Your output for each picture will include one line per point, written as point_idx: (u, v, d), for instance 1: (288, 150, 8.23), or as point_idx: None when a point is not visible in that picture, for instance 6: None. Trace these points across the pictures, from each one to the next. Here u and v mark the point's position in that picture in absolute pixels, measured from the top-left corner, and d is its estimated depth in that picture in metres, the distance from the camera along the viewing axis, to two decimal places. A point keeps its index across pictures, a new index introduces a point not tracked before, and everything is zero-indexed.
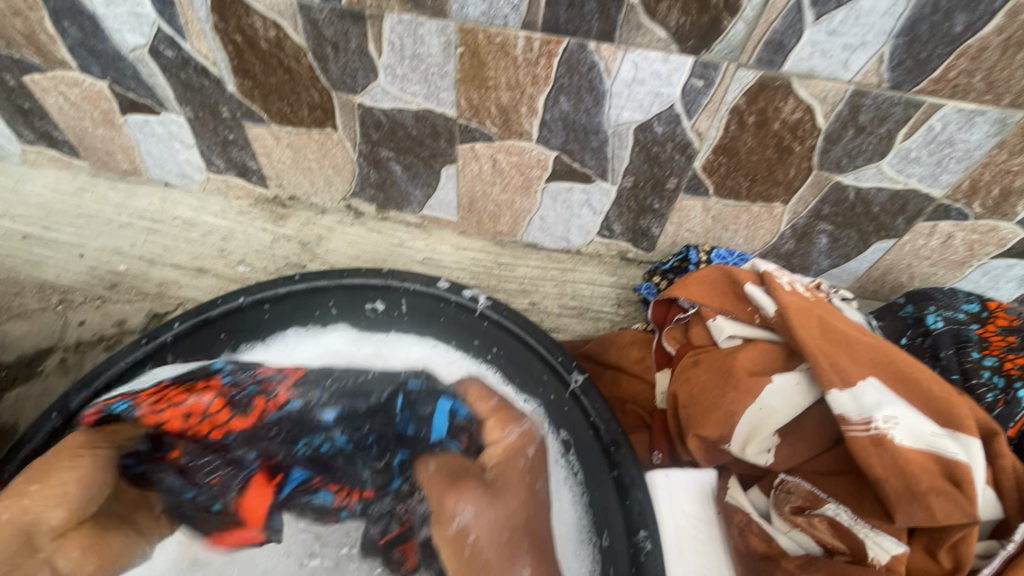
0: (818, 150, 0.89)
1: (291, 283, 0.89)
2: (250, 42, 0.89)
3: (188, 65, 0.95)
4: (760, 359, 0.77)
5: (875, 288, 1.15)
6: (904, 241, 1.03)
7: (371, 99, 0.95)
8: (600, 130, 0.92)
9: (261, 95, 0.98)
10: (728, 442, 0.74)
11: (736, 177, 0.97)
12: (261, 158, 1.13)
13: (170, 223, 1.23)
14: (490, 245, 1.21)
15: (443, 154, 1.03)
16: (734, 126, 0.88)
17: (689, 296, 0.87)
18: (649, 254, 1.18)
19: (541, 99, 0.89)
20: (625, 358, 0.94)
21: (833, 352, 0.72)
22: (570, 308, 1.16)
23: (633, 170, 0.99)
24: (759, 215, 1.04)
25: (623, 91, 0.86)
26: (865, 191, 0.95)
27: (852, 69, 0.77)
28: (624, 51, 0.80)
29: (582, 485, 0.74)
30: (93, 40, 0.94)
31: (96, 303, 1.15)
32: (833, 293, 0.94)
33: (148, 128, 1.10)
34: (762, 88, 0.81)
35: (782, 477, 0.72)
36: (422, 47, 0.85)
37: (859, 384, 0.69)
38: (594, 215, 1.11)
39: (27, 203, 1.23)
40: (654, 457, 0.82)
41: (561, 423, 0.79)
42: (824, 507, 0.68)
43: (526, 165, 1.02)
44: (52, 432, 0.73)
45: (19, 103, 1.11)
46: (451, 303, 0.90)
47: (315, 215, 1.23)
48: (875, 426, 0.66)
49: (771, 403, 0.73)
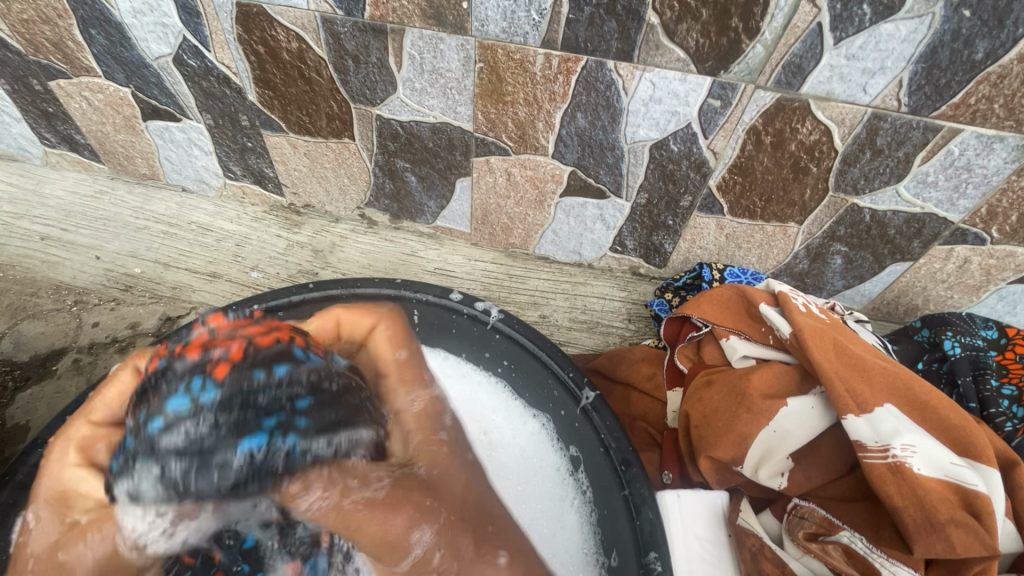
0: (835, 171, 0.89)
1: (305, 292, 0.90)
2: (273, 54, 0.90)
3: (211, 74, 0.96)
4: (774, 381, 0.76)
5: (889, 310, 1.14)
6: (919, 264, 1.02)
7: (389, 111, 0.96)
8: (616, 146, 0.93)
9: (281, 106, 1.00)
10: (740, 464, 0.73)
11: (751, 196, 0.97)
12: (277, 165, 1.14)
13: (186, 228, 1.24)
14: (502, 257, 1.22)
15: (458, 166, 1.04)
16: (751, 146, 0.88)
17: (703, 315, 0.87)
18: (661, 270, 1.18)
19: (558, 115, 0.90)
20: (636, 375, 0.94)
21: (849, 376, 0.71)
22: (580, 322, 1.16)
23: (647, 187, 0.99)
24: (772, 234, 1.03)
25: (640, 109, 0.86)
26: (881, 214, 0.94)
27: (871, 93, 0.77)
28: (643, 70, 0.80)
29: (592, 505, 0.76)
30: (119, 48, 0.96)
31: (110, 306, 1.16)
32: (847, 314, 0.94)
33: (169, 134, 1.12)
34: (780, 109, 0.81)
35: (795, 502, 0.71)
36: (441, 62, 0.86)
37: (875, 410, 0.68)
38: (607, 230, 1.11)
39: (47, 205, 1.25)
40: (664, 477, 0.82)
41: (571, 439, 0.81)
42: (839, 534, 0.67)
43: (541, 180, 1.02)
44: None
45: (43, 107, 1.13)
46: (464, 315, 0.91)
47: (329, 223, 1.24)
48: (893, 454, 0.65)
49: (785, 426, 0.72)
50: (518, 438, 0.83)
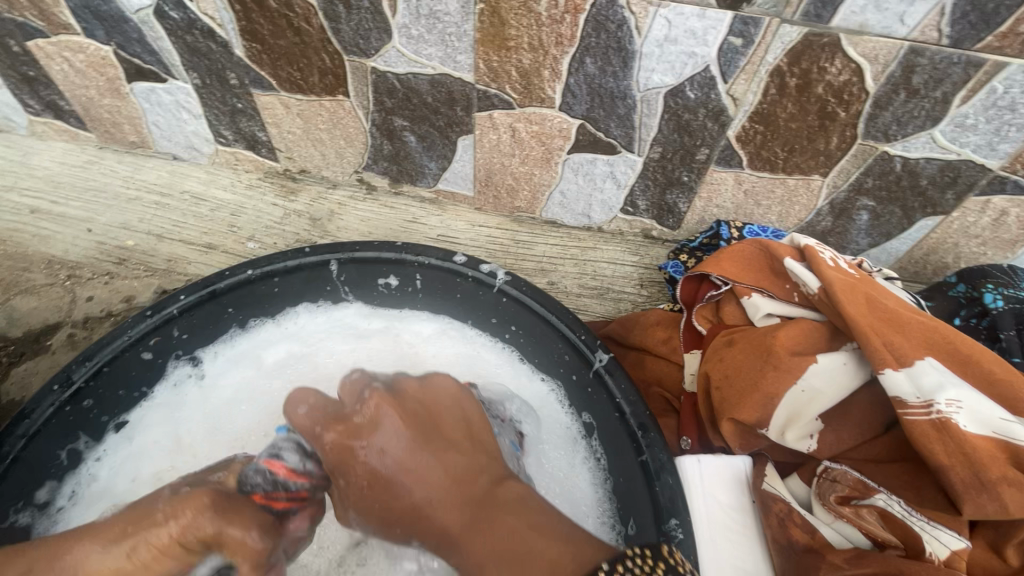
0: (865, 116, 0.82)
1: (301, 256, 0.85)
2: (258, 1, 0.84)
3: (195, 27, 0.91)
4: (802, 337, 0.71)
5: (916, 269, 1.08)
6: (952, 218, 0.96)
7: (385, 62, 0.90)
8: (628, 95, 0.87)
9: (270, 60, 0.94)
10: (766, 426, 0.69)
11: (772, 146, 0.90)
12: (270, 128, 1.09)
13: (178, 197, 1.19)
14: (507, 223, 1.16)
15: (459, 123, 0.98)
16: (774, 90, 0.82)
17: (723, 272, 0.80)
18: (674, 232, 1.12)
19: (565, 61, 0.84)
20: (651, 339, 0.89)
21: (885, 330, 0.66)
22: (589, 289, 1.12)
23: (661, 140, 0.93)
24: (794, 189, 0.97)
25: (654, 51, 0.80)
26: (913, 162, 0.88)
27: (908, 23, 0.70)
28: (657, 5, 0.74)
29: (607, 471, 0.74)
30: (96, 1, 0.90)
31: (104, 279, 1.12)
32: (875, 271, 0.88)
33: (155, 96, 1.07)
34: (807, 47, 0.75)
35: (826, 465, 0.67)
36: (439, 4, 0.79)
37: (917, 364, 0.63)
38: (617, 190, 1.05)
39: (35, 176, 1.21)
40: (683, 442, 0.78)
41: (584, 405, 0.78)
42: (874, 497, 0.63)
43: (547, 135, 0.97)
44: (55, 406, 0.72)
45: (23, 71, 1.07)
46: (469, 278, 0.86)
47: (326, 189, 1.19)
48: (937, 410, 0.60)
49: (815, 384, 0.68)
50: (521, 395, 0.84)
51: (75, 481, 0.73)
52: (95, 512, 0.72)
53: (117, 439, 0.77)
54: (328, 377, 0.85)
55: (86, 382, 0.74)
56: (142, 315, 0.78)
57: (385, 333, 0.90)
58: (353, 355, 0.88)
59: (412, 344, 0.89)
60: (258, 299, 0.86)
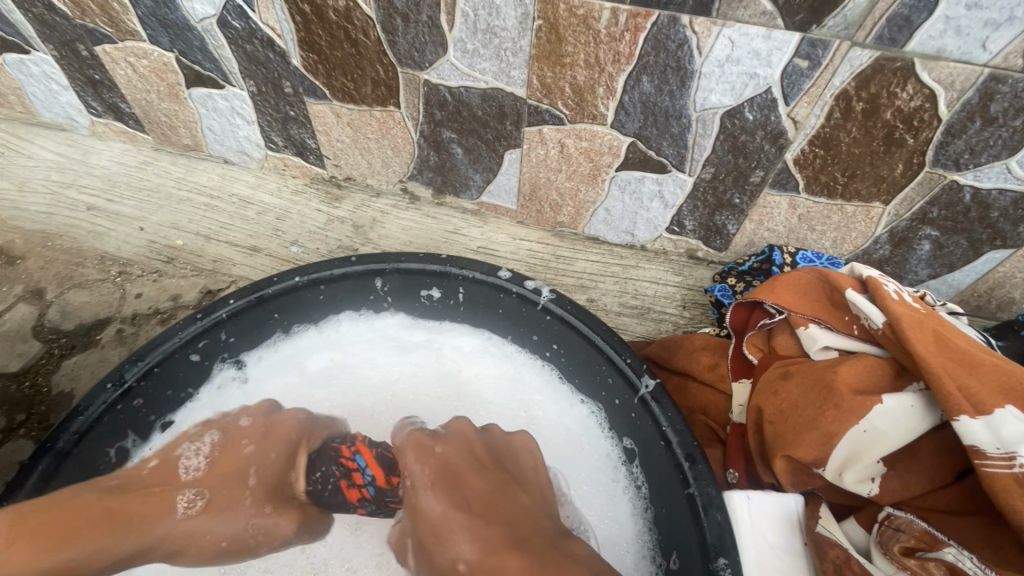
0: (935, 143, 0.79)
1: (348, 265, 0.85)
2: (319, 13, 0.86)
3: (255, 36, 0.93)
4: (865, 375, 0.68)
5: (979, 303, 1.02)
6: (1023, 252, 0.91)
7: (438, 75, 0.91)
8: (683, 114, 0.85)
9: (325, 70, 0.95)
10: (823, 467, 0.66)
11: (832, 171, 0.87)
12: (320, 136, 1.10)
13: (227, 200, 1.22)
14: (549, 237, 1.15)
15: (508, 137, 0.98)
16: (838, 114, 0.79)
17: (778, 301, 0.78)
18: (721, 254, 1.09)
19: (621, 79, 0.82)
20: (696, 365, 0.87)
21: (960, 373, 0.62)
22: (630, 307, 1.09)
23: (714, 161, 0.91)
24: (852, 215, 0.94)
25: (714, 71, 0.78)
26: (984, 193, 0.84)
27: (990, 50, 0.67)
28: (721, 25, 0.72)
29: (647, 501, 0.73)
30: (163, 10, 0.93)
31: (153, 277, 1.16)
32: (939, 305, 0.84)
33: (212, 102, 1.09)
34: (878, 71, 0.72)
35: (889, 512, 0.63)
36: (496, 19, 0.79)
37: (995, 411, 0.59)
38: (664, 209, 1.03)
39: (93, 174, 1.25)
40: (729, 475, 0.75)
41: (626, 430, 0.77)
42: (944, 551, 0.58)
43: (596, 152, 0.95)
44: (107, 404, 0.73)
45: (90, 74, 1.11)
46: (513, 294, 0.85)
47: (369, 198, 1.19)
48: (1020, 464, 0.56)
49: (878, 425, 0.64)
50: (562, 419, 0.82)
51: None
52: None
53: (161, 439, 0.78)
54: (370, 391, 0.86)
55: (137, 382, 0.75)
56: (193, 318, 0.80)
57: (427, 345, 0.90)
58: (395, 369, 0.88)
59: (453, 360, 0.89)
60: (304, 306, 0.87)
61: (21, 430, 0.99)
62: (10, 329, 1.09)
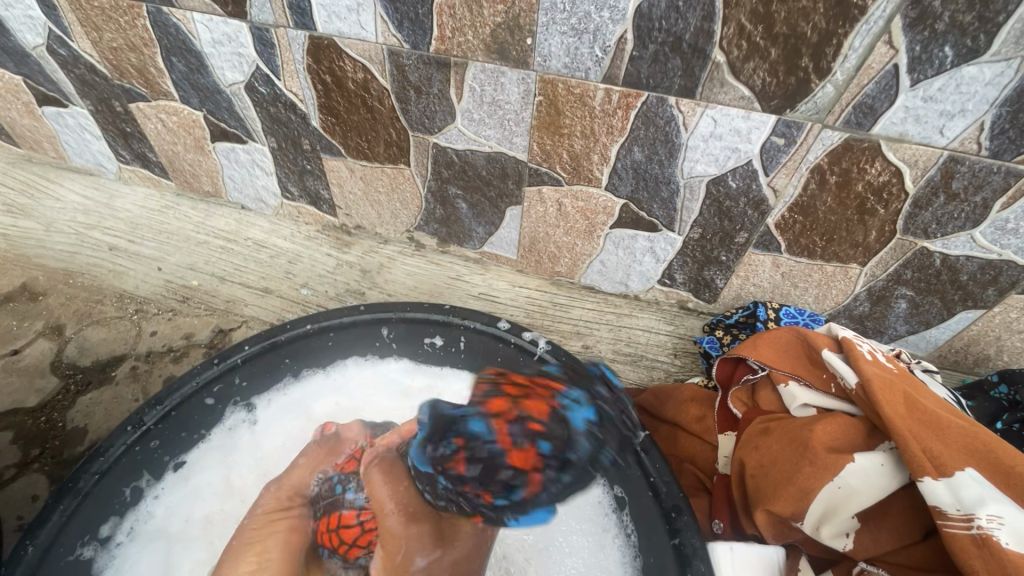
0: (904, 214, 0.85)
1: (356, 313, 0.93)
2: (338, 83, 0.94)
3: (279, 100, 1.01)
4: (839, 434, 0.72)
5: (956, 359, 1.07)
6: (993, 312, 0.96)
7: (446, 139, 0.98)
8: (671, 180, 0.92)
9: (341, 131, 1.03)
10: (801, 520, 0.69)
11: (811, 235, 0.93)
12: (333, 188, 1.17)
13: (242, 243, 1.28)
14: (547, 285, 1.20)
15: (509, 195, 1.05)
16: (814, 185, 0.85)
17: (760, 358, 0.83)
18: (711, 305, 1.14)
19: (614, 148, 0.90)
20: (684, 416, 0.91)
21: (925, 436, 0.66)
22: (624, 354, 1.17)
23: (701, 222, 0.97)
24: (832, 274, 0.99)
25: (699, 145, 0.85)
26: (953, 259, 0.89)
27: (948, 135, 0.74)
28: (705, 106, 0.80)
29: (635, 549, 0.73)
30: (196, 75, 1.02)
31: (167, 316, 1.24)
32: (913, 362, 0.89)
33: (234, 155, 1.17)
34: (847, 149, 0.79)
35: (862, 566, 0.68)
36: (501, 94, 0.87)
37: (956, 475, 0.63)
38: (656, 263, 1.09)
39: (117, 216, 1.33)
40: (715, 525, 0.79)
41: (615, 478, 0.77)
42: None
43: (592, 211, 1.02)
44: (126, 445, 0.78)
45: (122, 127, 1.20)
46: (510, 344, 0.91)
47: (377, 244, 1.25)
48: (978, 525, 0.60)
49: (853, 483, 0.68)
50: None
51: (133, 518, 0.74)
52: (149, 552, 0.70)
53: (172, 479, 0.77)
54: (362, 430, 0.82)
55: (154, 424, 0.81)
56: (210, 363, 0.86)
57: (428, 390, 0.89)
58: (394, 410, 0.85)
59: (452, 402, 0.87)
60: (314, 352, 0.91)
61: (37, 464, 1.02)
62: (29, 364, 1.14)
